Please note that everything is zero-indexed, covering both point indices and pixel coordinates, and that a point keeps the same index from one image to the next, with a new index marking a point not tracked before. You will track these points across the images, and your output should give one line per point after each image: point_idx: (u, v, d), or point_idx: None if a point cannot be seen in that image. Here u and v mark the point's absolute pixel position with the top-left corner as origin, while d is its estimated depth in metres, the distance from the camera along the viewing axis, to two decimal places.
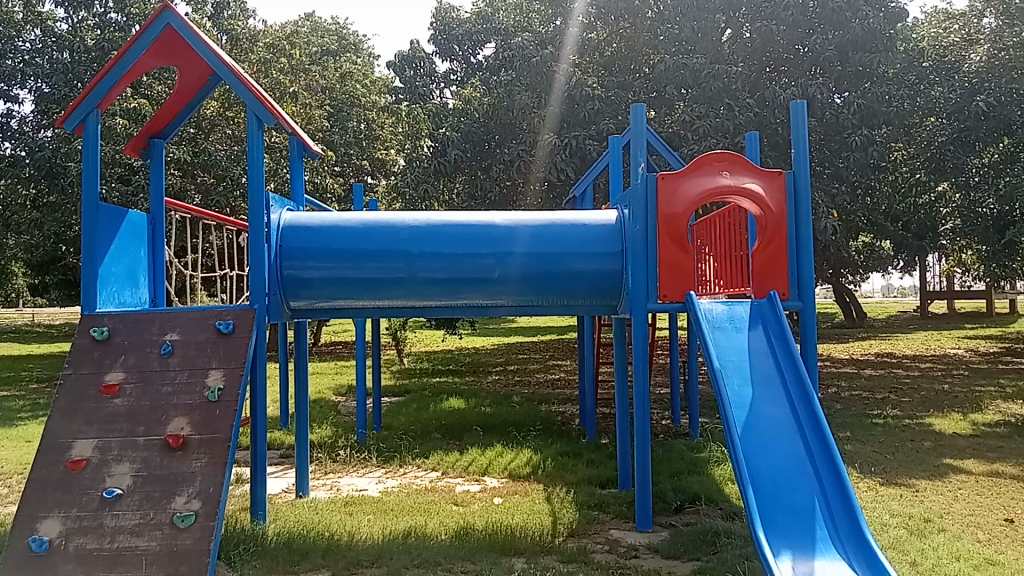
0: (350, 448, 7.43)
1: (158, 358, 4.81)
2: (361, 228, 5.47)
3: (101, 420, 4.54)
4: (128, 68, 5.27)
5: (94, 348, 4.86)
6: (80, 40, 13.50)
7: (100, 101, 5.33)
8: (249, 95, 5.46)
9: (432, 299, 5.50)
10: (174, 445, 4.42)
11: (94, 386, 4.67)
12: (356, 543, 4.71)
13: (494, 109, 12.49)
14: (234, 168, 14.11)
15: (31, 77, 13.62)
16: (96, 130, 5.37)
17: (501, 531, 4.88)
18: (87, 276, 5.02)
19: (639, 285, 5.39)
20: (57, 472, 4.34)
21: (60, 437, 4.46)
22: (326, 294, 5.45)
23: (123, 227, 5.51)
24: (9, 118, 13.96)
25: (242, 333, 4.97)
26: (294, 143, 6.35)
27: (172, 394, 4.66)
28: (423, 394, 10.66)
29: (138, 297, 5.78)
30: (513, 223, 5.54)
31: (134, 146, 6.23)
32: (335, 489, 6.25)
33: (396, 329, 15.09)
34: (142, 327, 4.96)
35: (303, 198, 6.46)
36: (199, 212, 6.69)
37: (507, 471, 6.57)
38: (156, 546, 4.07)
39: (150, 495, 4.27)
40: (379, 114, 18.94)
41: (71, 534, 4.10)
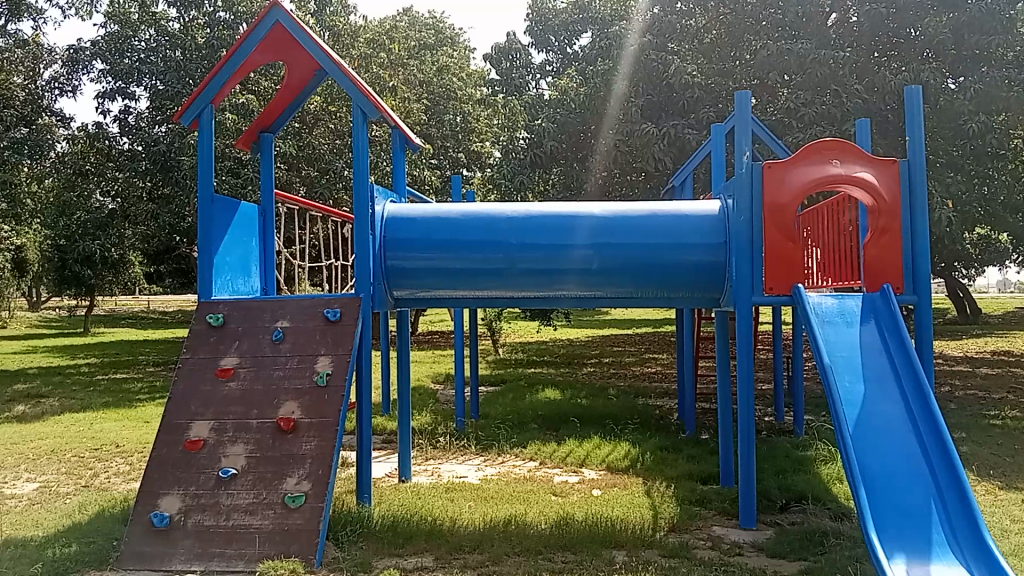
0: (450, 436, 7.52)
1: (270, 344, 5.00)
2: (461, 219, 5.51)
3: (217, 403, 4.76)
4: (240, 64, 5.50)
5: (210, 333, 5.08)
6: (191, 39, 14.02)
7: (214, 97, 5.56)
8: (354, 89, 5.58)
9: (531, 290, 5.49)
10: (285, 427, 4.59)
11: (211, 370, 4.90)
12: (458, 529, 4.78)
13: (591, 100, 12.32)
14: (338, 161, 14.55)
15: (146, 75, 13.97)
16: (210, 125, 5.62)
17: (601, 522, 4.85)
18: (204, 265, 5.25)
19: (744, 278, 5.25)
20: (178, 451, 4.60)
21: (180, 418, 4.72)
22: (428, 284, 5.53)
23: (236, 218, 5.72)
24: (126, 114, 14.44)
25: (349, 322, 5.07)
26: (396, 136, 6.44)
27: (283, 378, 4.83)
28: (521, 384, 10.68)
29: (250, 285, 6.00)
30: (612, 214, 5.47)
31: (245, 140, 6.50)
32: (436, 475, 6.35)
33: (492, 319, 15.18)
34: (254, 314, 5.15)
35: (406, 189, 6.57)
36: (306, 204, 6.87)
37: (606, 463, 6.53)
38: (268, 525, 4.27)
39: (263, 475, 4.46)
40: (475, 107, 19.07)
41: (189, 511, 4.36)
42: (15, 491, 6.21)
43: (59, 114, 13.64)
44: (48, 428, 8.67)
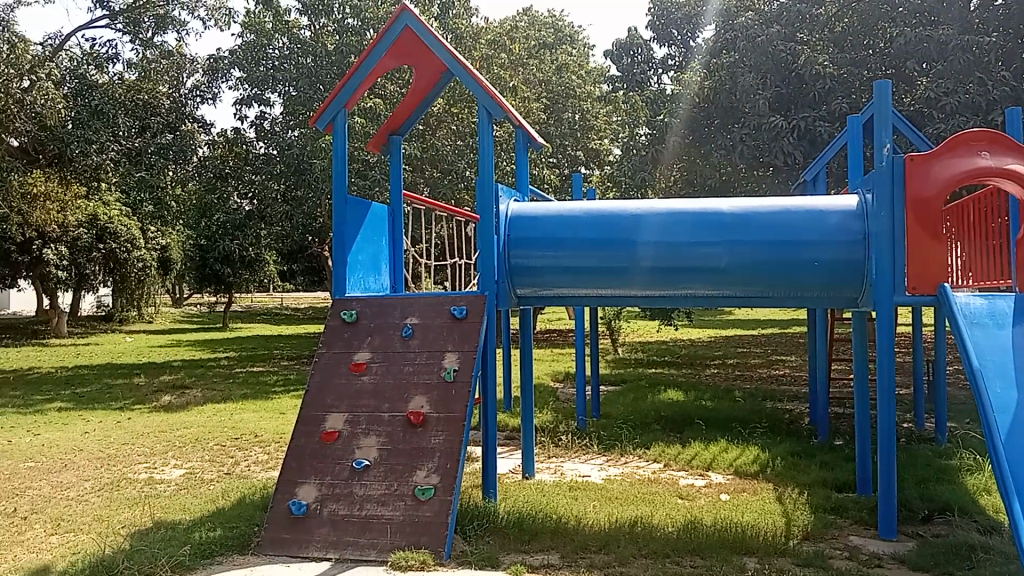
0: (572, 435, 7.52)
1: (400, 340, 5.13)
2: (585, 217, 5.49)
3: (351, 396, 4.93)
4: (372, 69, 5.66)
5: (344, 328, 5.27)
6: (321, 46, 14.61)
7: (347, 101, 5.75)
8: (480, 90, 5.64)
9: (656, 289, 5.39)
10: (415, 421, 4.71)
11: (345, 364, 5.08)
12: (583, 528, 4.77)
13: (716, 94, 12.03)
14: (460, 161, 14.80)
15: (281, 82, 14.57)
16: (344, 130, 5.81)
17: (731, 528, 4.73)
18: (339, 263, 5.45)
19: (884, 277, 4.99)
20: (314, 442, 4.79)
21: (317, 410, 4.91)
22: (551, 283, 5.55)
23: (367, 218, 5.90)
24: (261, 119, 15.12)
25: (475, 319, 5.14)
26: (519, 135, 6.47)
27: (413, 373, 4.96)
28: (642, 384, 10.56)
29: (380, 283, 6.18)
30: (742, 210, 5.29)
31: (375, 142, 6.72)
32: (559, 473, 6.36)
33: (612, 318, 15.08)
34: (385, 310, 5.30)
35: (528, 187, 6.61)
36: (432, 204, 7.01)
37: (733, 468, 6.37)
38: (400, 516, 4.40)
39: (395, 467, 4.59)
40: (594, 105, 19.02)
41: (325, 500, 4.53)
42: (164, 476, 6.62)
43: (200, 121, 14.43)
44: (193, 417, 9.20)
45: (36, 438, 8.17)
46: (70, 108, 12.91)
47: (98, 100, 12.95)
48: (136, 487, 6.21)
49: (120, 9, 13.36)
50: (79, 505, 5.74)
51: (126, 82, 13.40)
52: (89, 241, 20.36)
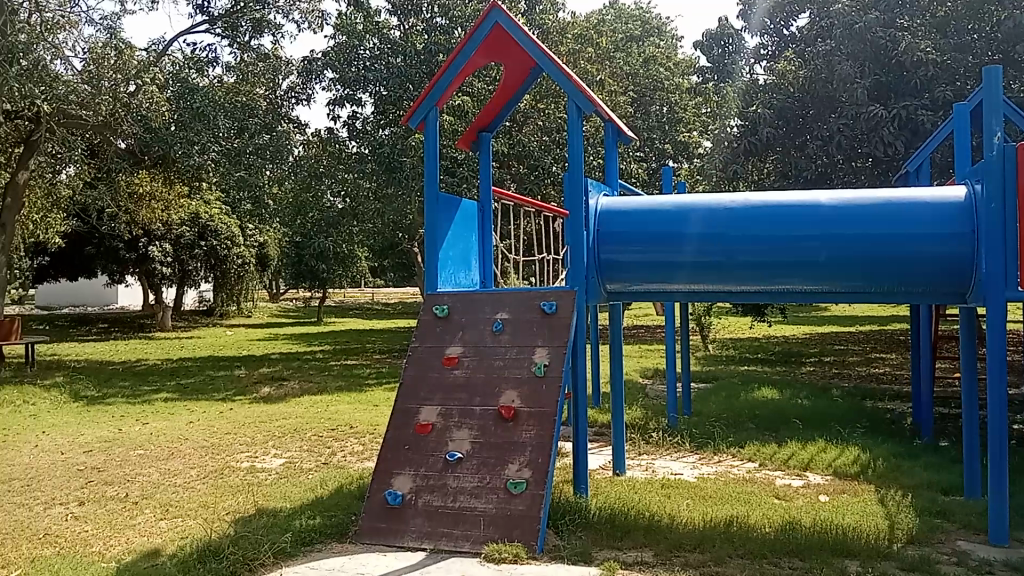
0: (663, 432, 7.45)
1: (491, 334, 5.18)
2: (676, 211, 5.41)
3: (443, 389, 5.01)
4: (462, 66, 5.73)
5: (436, 323, 5.35)
6: (411, 45, 14.84)
7: (439, 99, 5.84)
8: (570, 86, 5.63)
9: (749, 284, 5.28)
10: (506, 415, 4.76)
11: (437, 358, 5.16)
12: (677, 526, 4.72)
13: (811, 84, 11.70)
14: (546, 158, 14.75)
15: (372, 82, 14.89)
16: (435, 127, 5.90)
17: (831, 529, 4.61)
18: (430, 259, 5.55)
19: (995, 272, 4.80)
20: (408, 434, 4.88)
21: (410, 403, 5.01)
22: (641, 278, 5.50)
23: (458, 215, 5.97)
24: (353, 119, 15.46)
25: (565, 315, 5.14)
26: (609, 130, 6.44)
27: (504, 368, 5.00)
28: (734, 382, 10.38)
29: (471, 279, 6.25)
30: (840, 202, 5.13)
31: (465, 139, 6.80)
32: (651, 470, 6.32)
33: (702, 314, 14.86)
34: (476, 305, 5.36)
35: (618, 182, 6.56)
36: (521, 199, 7.06)
37: (832, 468, 6.20)
38: (492, 508, 4.46)
39: (487, 460, 4.65)
40: (683, 97, 18.77)
41: (420, 491, 4.62)
42: (265, 465, 6.87)
43: (295, 121, 14.93)
44: (291, 408, 9.52)
45: (146, 426, 8.60)
46: (173, 111, 13.37)
47: (200, 103, 13.34)
48: (240, 475, 6.47)
49: (219, 14, 13.89)
50: (187, 491, 6.02)
51: (225, 85, 13.87)
52: (192, 239, 21.33)
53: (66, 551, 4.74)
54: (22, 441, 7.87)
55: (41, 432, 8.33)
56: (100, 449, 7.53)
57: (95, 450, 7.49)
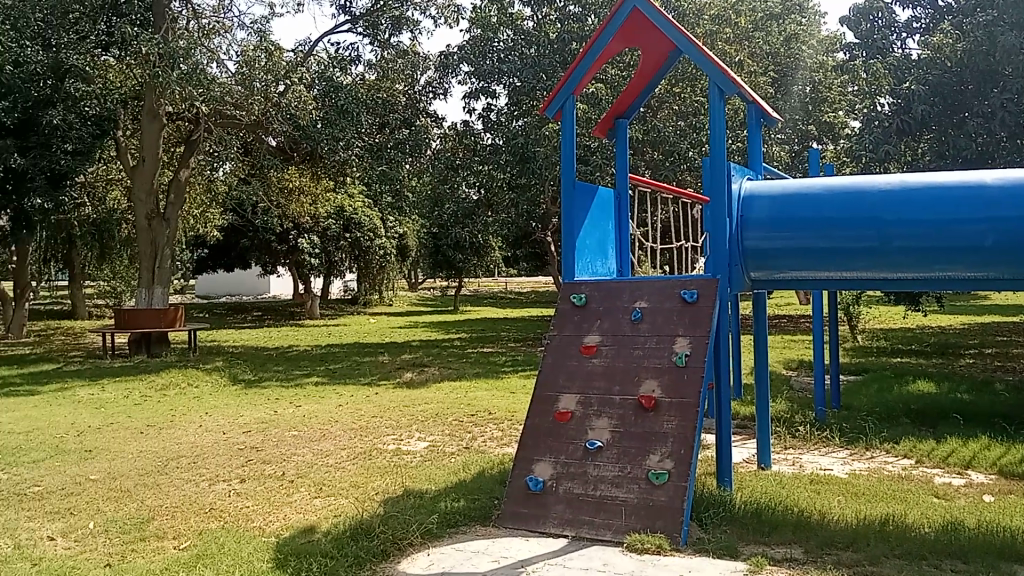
0: (811, 426, 7.19)
1: (630, 323, 5.14)
2: (825, 195, 5.20)
3: (582, 377, 5.02)
4: (600, 53, 5.70)
5: (574, 312, 5.37)
6: (544, 35, 14.93)
7: (576, 87, 5.84)
8: (711, 68, 5.50)
9: (904, 272, 4.99)
10: (647, 405, 4.72)
11: (576, 347, 5.18)
12: (828, 523, 4.56)
13: (969, 57, 10.99)
14: (682, 142, 14.42)
15: (506, 73, 15.09)
16: (572, 115, 5.91)
17: (998, 532, 4.32)
18: (567, 248, 5.57)
19: None
20: (548, 421, 4.93)
21: (549, 391, 5.05)
22: (787, 266, 5.32)
23: (595, 203, 5.96)
24: (488, 111, 15.69)
25: (707, 304, 5.04)
26: (752, 112, 6.24)
27: (643, 357, 4.96)
28: (886, 374, 9.87)
29: (608, 267, 6.23)
30: (1008, 182, 4.76)
31: (602, 127, 6.80)
32: (798, 465, 6.11)
33: (850, 304, 14.21)
34: (615, 294, 5.33)
35: (762, 166, 6.36)
36: (658, 186, 6.97)
37: (998, 467, 5.80)
38: (634, 498, 4.44)
39: (628, 450, 4.63)
40: (827, 76, 17.98)
41: (561, 478, 4.66)
42: (410, 447, 7.11)
43: (433, 115, 15.31)
44: (432, 393, 9.81)
45: (299, 408, 9.08)
46: (320, 109, 13.72)
47: (343, 100, 13.59)
48: (387, 457, 6.73)
49: (360, 14, 14.39)
50: (339, 471, 6.33)
51: (367, 82, 14.31)
52: (337, 231, 22.31)
53: (230, 524, 5.07)
54: (189, 421, 8.49)
55: (205, 413, 8.94)
56: (258, 430, 8.00)
57: (254, 430, 7.99)
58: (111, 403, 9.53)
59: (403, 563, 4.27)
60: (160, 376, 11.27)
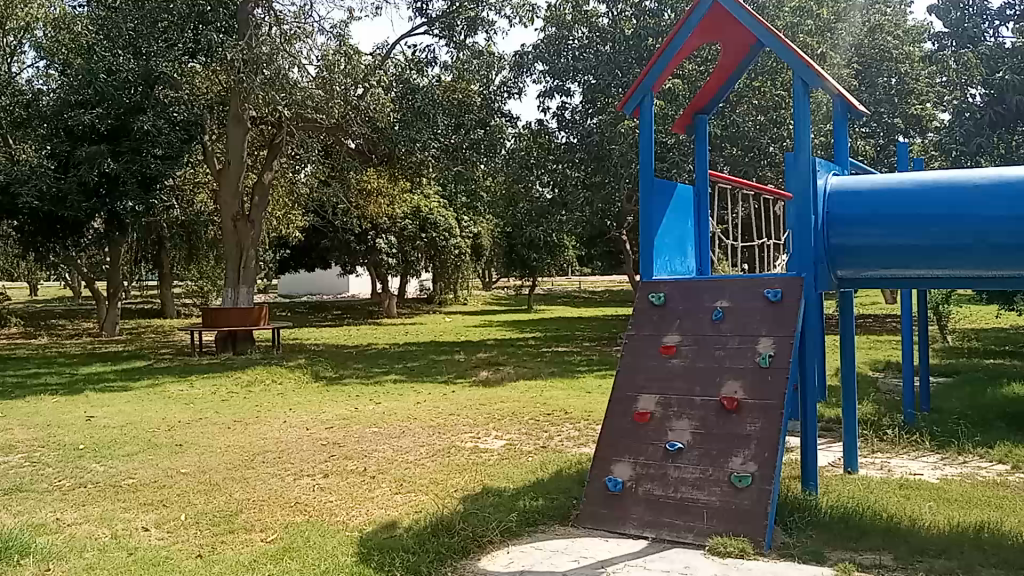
0: (899, 429, 6.95)
1: (710, 323, 5.06)
2: (916, 190, 5.00)
3: (662, 377, 4.96)
4: (678, 49, 5.61)
5: (653, 311, 5.30)
6: (619, 32, 14.79)
7: (655, 84, 5.76)
8: (795, 61, 5.34)
9: (1002, 270, 4.76)
10: (729, 407, 4.63)
11: (655, 347, 5.12)
12: (919, 530, 4.40)
13: None
14: (762, 138, 14.25)
15: (582, 71, 15.04)
16: (650, 112, 5.83)
17: None
18: (645, 246, 5.51)
19: None
20: (627, 422, 4.88)
21: (628, 391, 5.00)
22: (875, 264, 5.14)
23: (673, 200, 5.88)
24: (563, 109, 15.67)
25: (791, 303, 4.93)
26: (837, 105, 6.05)
27: (725, 358, 4.87)
28: (979, 376, 9.48)
29: (687, 266, 6.13)
30: None
31: (680, 123, 6.73)
32: (886, 470, 5.91)
33: (939, 303, 13.68)
34: (694, 293, 5.25)
35: (848, 161, 6.17)
36: (739, 182, 6.83)
37: None
38: (716, 501, 4.37)
39: (709, 452, 4.55)
40: (915, 67, 17.36)
41: (641, 479, 4.61)
42: (488, 446, 7.14)
43: (507, 115, 15.39)
44: (508, 392, 9.85)
45: (378, 405, 9.23)
46: (398, 111, 13.94)
47: (421, 103, 13.87)
48: (465, 454, 6.78)
49: (437, 15, 14.54)
50: (418, 467, 6.41)
51: (443, 83, 14.44)
52: (414, 231, 22.58)
53: (314, 518, 5.18)
54: (273, 417, 8.71)
55: (288, 409, 9.17)
56: (339, 426, 8.16)
57: (336, 426, 8.15)
58: (200, 398, 9.86)
59: (483, 562, 4.29)
60: (245, 372, 11.61)
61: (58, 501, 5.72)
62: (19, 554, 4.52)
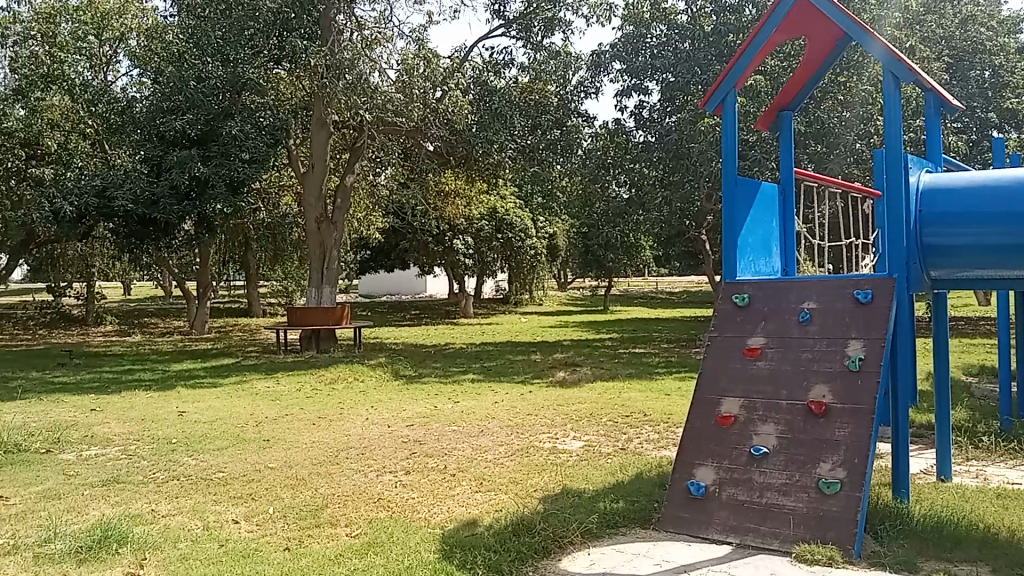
0: (995, 436, 6.66)
1: (797, 325, 4.93)
2: (1017, 187, 4.77)
3: (746, 380, 4.86)
4: (763, 45, 5.49)
5: (737, 312, 5.21)
6: (699, 28, 14.56)
7: (738, 81, 5.66)
8: (885, 55, 5.16)
9: None
10: (817, 411, 4.51)
11: (739, 349, 5.02)
12: (1019, 543, 4.21)
13: None
14: (848, 134, 13.84)
15: (660, 69, 14.88)
16: (733, 111, 5.74)
17: None
18: (728, 246, 5.42)
19: None
20: (710, 425, 4.80)
21: (711, 394, 4.93)
22: (973, 264, 4.93)
23: (758, 199, 5.76)
24: (641, 108, 15.52)
25: (882, 305, 4.77)
26: (930, 99, 5.82)
27: (812, 361, 4.75)
28: None
29: (772, 266, 6.00)
30: None
31: (764, 120, 6.59)
32: (982, 478, 5.68)
33: None
34: (780, 295, 5.13)
35: (941, 157, 5.93)
36: (825, 180, 6.65)
37: None
38: (803, 507, 4.26)
39: (795, 457, 4.44)
40: (1010, 58, 16.62)
41: (724, 483, 4.53)
42: (567, 446, 7.13)
43: (584, 115, 15.34)
44: (586, 393, 9.82)
45: (457, 405, 9.31)
46: (476, 113, 14.08)
47: (498, 104, 13.98)
48: (544, 455, 6.79)
49: (514, 17, 14.59)
50: (498, 467, 6.44)
51: (520, 85, 14.54)
52: (490, 232, 22.73)
53: (397, 515, 5.26)
54: (355, 414, 8.89)
55: (370, 406, 9.34)
56: (420, 424, 8.26)
57: (416, 424, 8.26)
58: (285, 395, 10.12)
59: (564, 562, 4.28)
60: (328, 370, 11.88)
61: (154, 493, 5.96)
62: (118, 543, 4.72)
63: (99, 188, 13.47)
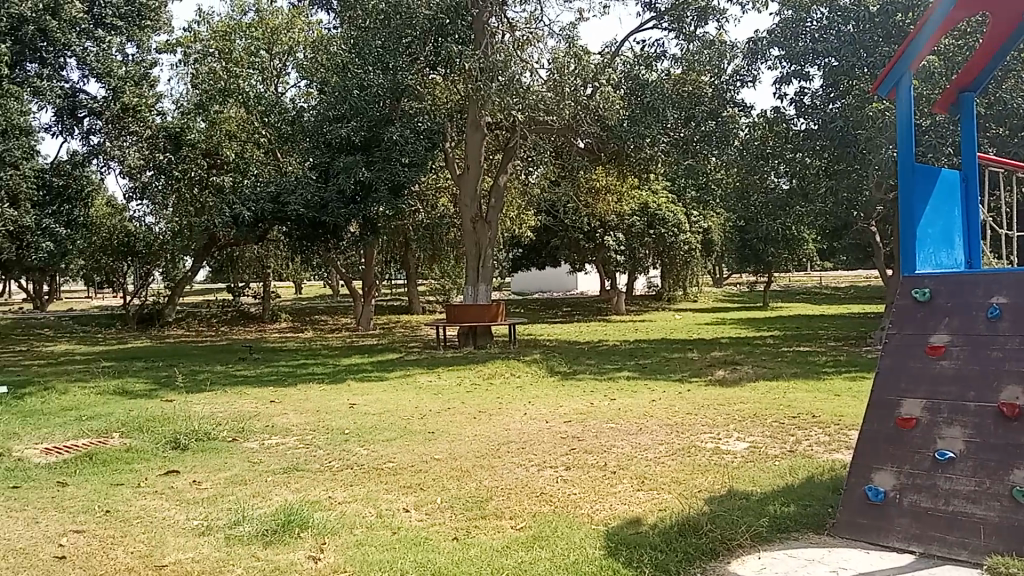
0: None
1: (986, 321, 4.51)
2: None
3: (928, 381, 4.52)
4: (942, 22, 5.12)
5: (916, 308, 4.82)
6: (864, 7, 13.73)
7: (914, 62, 5.32)
8: None
9: None
10: (1010, 414, 4.13)
11: (920, 347, 4.66)
12: None
13: None
14: None
15: (822, 54, 14.23)
16: (909, 94, 5.39)
17: None
18: (906, 237, 5.13)
19: None
20: (889, 427, 4.52)
21: (889, 394, 4.62)
22: None
23: (938, 187, 5.41)
24: (802, 95, 14.89)
25: None
26: None
27: (1004, 360, 4.33)
28: None
29: (955, 258, 5.62)
30: None
31: (942, 103, 6.16)
32: None
33: None
34: (965, 288, 4.68)
35: None
36: (1014, 165, 6.13)
37: None
38: (995, 517, 4.00)
39: (986, 463, 4.12)
40: None
41: (905, 489, 4.30)
42: (731, 447, 6.96)
43: (741, 104, 14.90)
44: (749, 393, 9.55)
45: (615, 402, 9.29)
46: (628, 108, 13.98)
47: (651, 98, 13.82)
48: (706, 455, 6.66)
49: (666, 9, 14.41)
50: (660, 465, 6.38)
51: (673, 77, 14.35)
52: (642, 227, 22.52)
53: (560, 510, 5.33)
54: (514, 409, 9.06)
55: (528, 402, 9.49)
56: (578, 420, 8.31)
57: (574, 421, 8.31)
58: (447, 390, 10.44)
59: (734, 564, 4.19)
60: (486, 366, 12.16)
61: (331, 481, 6.31)
62: (300, 527, 5.03)
63: (273, 194, 14.39)
